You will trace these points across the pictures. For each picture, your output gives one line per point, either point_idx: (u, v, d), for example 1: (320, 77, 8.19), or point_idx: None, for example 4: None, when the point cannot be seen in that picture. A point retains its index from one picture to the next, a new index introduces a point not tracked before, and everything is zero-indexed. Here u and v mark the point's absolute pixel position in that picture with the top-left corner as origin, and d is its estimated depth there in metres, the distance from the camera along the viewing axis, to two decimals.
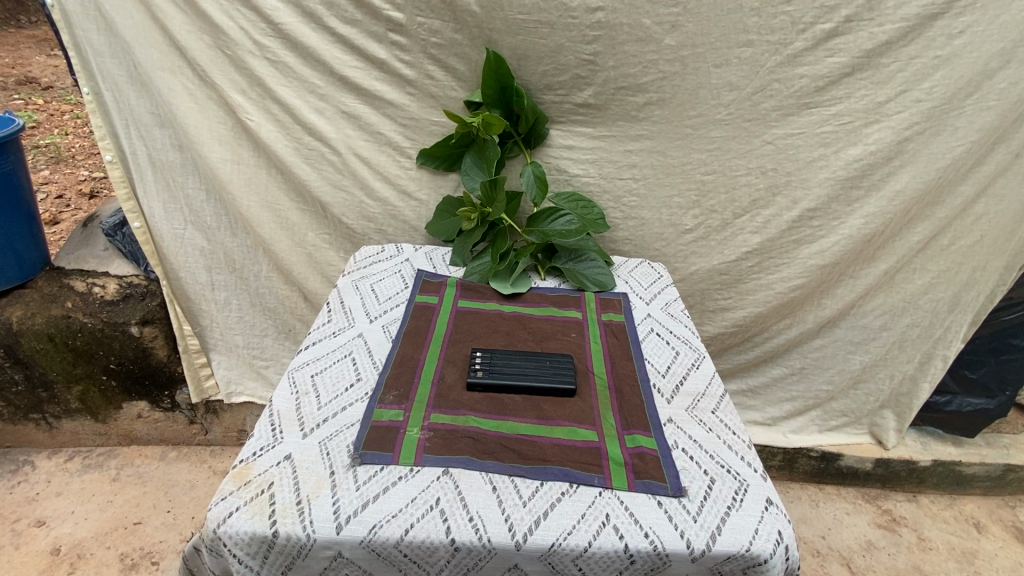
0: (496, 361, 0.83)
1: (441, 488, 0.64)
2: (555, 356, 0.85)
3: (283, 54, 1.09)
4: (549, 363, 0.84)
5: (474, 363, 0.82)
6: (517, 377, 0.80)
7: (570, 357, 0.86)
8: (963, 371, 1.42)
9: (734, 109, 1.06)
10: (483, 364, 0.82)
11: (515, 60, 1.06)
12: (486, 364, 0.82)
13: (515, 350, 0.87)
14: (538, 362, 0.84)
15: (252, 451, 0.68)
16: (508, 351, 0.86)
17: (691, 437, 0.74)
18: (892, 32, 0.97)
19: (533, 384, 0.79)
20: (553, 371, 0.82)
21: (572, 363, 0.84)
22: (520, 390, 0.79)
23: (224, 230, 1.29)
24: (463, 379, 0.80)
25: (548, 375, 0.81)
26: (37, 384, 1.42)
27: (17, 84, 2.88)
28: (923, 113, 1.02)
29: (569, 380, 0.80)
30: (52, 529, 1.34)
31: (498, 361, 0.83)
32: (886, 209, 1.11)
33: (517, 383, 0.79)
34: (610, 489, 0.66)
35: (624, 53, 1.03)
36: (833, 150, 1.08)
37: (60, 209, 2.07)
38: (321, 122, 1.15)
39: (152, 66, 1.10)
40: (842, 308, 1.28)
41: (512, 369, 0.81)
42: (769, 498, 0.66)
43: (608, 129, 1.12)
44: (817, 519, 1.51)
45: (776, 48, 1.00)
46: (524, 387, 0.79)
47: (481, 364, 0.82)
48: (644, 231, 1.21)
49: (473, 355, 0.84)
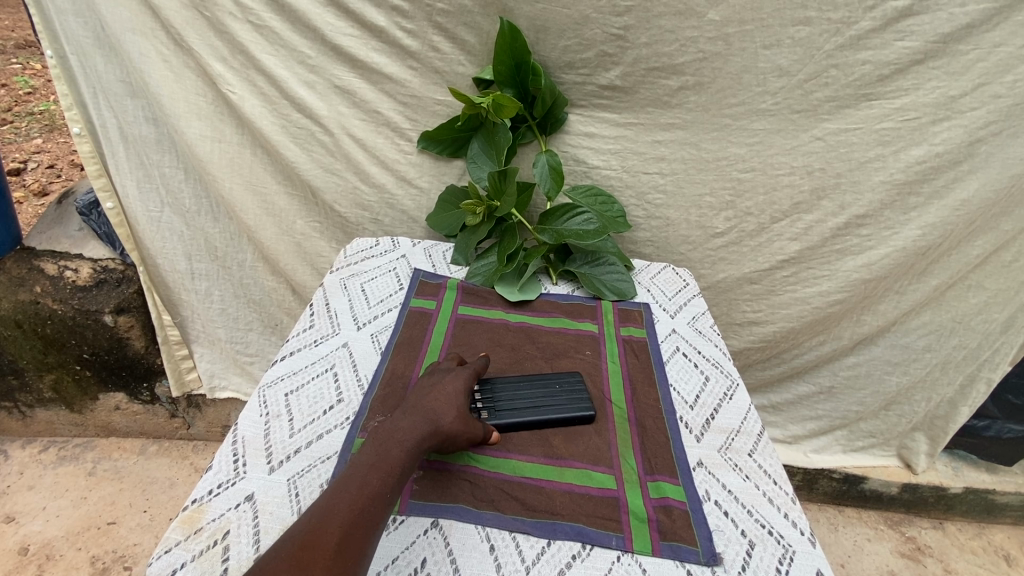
0: (497, 391, 0.70)
1: (428, 545, 0.54)
2: (566, 383, 0.73)
3: (269, 18, 0.96)
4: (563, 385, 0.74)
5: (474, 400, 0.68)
6: (531, 412, 0.68)
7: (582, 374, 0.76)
8: (1006, 395, 1.31)
9: (781, 98, 0.93)
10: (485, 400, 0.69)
11: (533, 33, 0.92)
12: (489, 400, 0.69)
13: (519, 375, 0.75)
14: (551, 387, 0.73)
15: (208, 490, 0.58)
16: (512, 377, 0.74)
17: (725, 487, 0.63)
18: (976, 14, 0.83)
19: (543, 421, 0.67)
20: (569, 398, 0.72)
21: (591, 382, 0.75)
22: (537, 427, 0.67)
23: (204, 214, 1.17)
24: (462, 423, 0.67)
25: (561, 409, 0.69)
26: (7, 371, 1.32)
27: (16, 47, 2.78)
28: (1002, 111, 0.89)
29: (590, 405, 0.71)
30: (21, 527, 1.26)
31: (499, 391, 0.70)
32: (947, 220, 0.99)
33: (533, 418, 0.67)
34: (631, 554, 0.55)
35: (659, 28, 0.89)
36: (893, 150, 0.95)
37: (49, 179, 1.96)
38: (310, 97, 1.02)
39: (120, 27, 0.97)
40: (883, 325, 1.17)
41: (518, 402, 0.69)
42: (820, 570, 0.55)
43: (635, 116, 0.98)
44: (835, 545, 1.41)
45: (838, 29, 0.86)
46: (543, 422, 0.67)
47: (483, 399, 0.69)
48: (668, 232, 1.10)
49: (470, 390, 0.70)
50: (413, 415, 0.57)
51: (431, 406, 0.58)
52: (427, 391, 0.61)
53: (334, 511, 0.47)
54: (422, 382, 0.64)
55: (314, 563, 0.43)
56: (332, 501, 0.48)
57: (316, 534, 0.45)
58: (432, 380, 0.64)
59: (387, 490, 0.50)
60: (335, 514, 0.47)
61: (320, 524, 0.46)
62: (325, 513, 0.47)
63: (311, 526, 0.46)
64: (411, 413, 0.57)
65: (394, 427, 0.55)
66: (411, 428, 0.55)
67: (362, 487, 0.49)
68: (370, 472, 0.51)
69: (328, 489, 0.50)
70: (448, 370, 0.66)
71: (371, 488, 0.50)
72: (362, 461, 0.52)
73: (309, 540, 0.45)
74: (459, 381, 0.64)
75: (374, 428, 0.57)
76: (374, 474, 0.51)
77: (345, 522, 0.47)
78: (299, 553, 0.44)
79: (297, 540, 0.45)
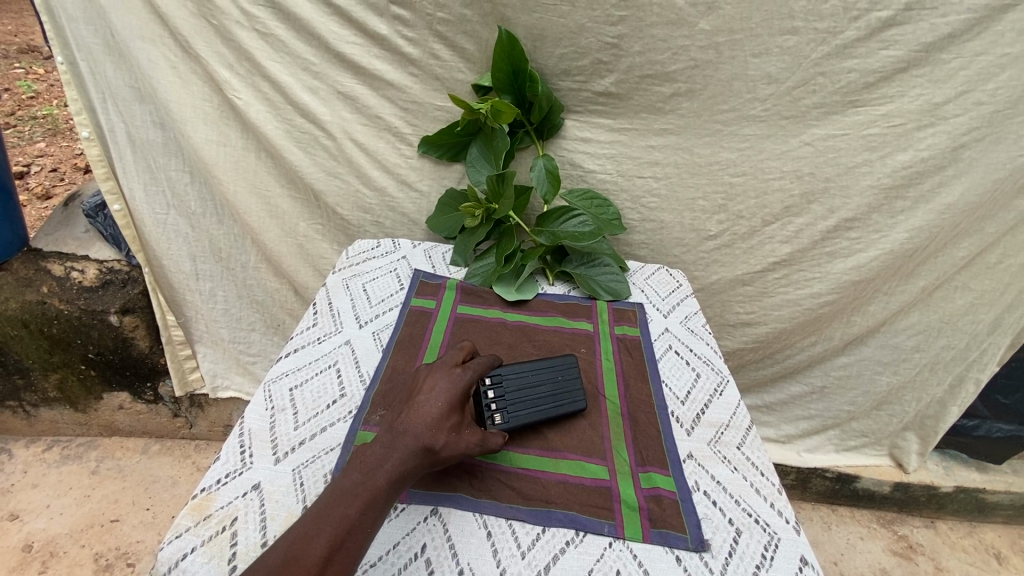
0: (507, 386, 0.69)
1: (428, 531, 0.56)
2: (569, 368, 0.75)
3: (274, 26, 0.99)
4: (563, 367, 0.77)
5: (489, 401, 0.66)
6: (549, 407, 0.69)
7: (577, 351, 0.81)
8: (994, 395, 1.33)
9: (771, 104, 0.96)
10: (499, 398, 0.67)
11: (531, 41, 0.95)
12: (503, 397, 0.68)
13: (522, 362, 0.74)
14: (559, 373, 0.74)
15: (216, 479, 0.60)
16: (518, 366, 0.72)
17: (714, 478, 0.65)
18: (956, 24, 0.86)
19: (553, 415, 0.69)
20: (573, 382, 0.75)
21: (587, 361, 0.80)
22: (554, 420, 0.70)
23: (209, 216, 1.20)
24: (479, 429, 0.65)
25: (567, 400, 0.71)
26: (13, 370, 1.35)
27: (19, 52, 2.82)
28: (984, 118, 0.92)
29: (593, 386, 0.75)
30: (25, 524, 1.28)
31: (509, 386, 0.69)
32: (933, 223, 1.01)
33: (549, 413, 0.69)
34: (622, 540, 0.57)
35: (652, 37, 0.92)
36: (879, 155, 0.98)
37: (52, 183, 1.99)
38: (314, 103, 1.05)
39: (129, 34, 1.00)
40: (872, 326, 1.20)
41: (527, 395, 0.69)
42: (803, 557, 0.57)
43: (629, 122, 1.01)
44: (828, 544, 1.43)
45: (824, 38, 0.89)
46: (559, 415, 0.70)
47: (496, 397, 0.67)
48: (663, 235, 1.13)
49: (481, 390, 0.67)
50: (403, 439, 0.55)
51: (422, 428, 0.56)
52: (422, 406, 0.58)
53: (311, 544, 0.48)
54: (418, 390, 0.61)
55: None
56: (313, 530, 0.49)
57: (293, 565, 0.46)
58: (429, 387, 0.61)
59: (367, 521, 0.51)
60: (311, 549, 0.47)
61: (296, 559, 0.47)
62: (302, 545, 0.48)
63: (287, 560, 0.47)
64: (401, 437, 0.55)
65: (382, 453, 0.54)
66: (398, 455, 0.54)
67: (341, 520, 0.50)
68: (351, 502, 0.51)
69: (311, 515, 0.50)
70: (448, 374, 0.63)
71: (351, 519, 0.50)
72: (345, 489, 0.52)
73: None
74: (457, 391, 0.61)
75: (364, 447, 0.56)
76: (354, 504, 0.51)
77: (321, 556, 0.47)
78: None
79: (275, 569, 0.46)
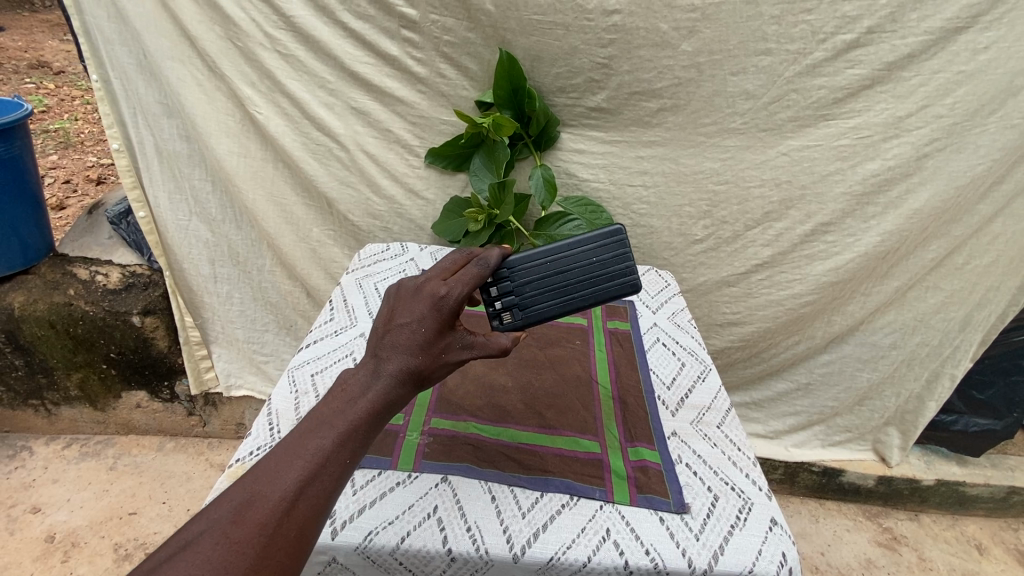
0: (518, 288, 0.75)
1: (439, 495, 0.63)
2: (579, 258, 0.79)
3: (294, 48, 1.08)
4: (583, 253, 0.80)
5: (492, 298, 0.75)
6: (556, 302, 0.77)
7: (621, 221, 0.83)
8: (970, 391, 1.40)
9: (749, 118, 1.05)
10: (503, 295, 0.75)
11: (529, 61, 1.04)
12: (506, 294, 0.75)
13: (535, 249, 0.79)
14: (570, 264, 0.78)
15: (249, 451, 0.67)
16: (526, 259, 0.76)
17: (695, 452, 0.73)
18: (915, 45, 0.95)
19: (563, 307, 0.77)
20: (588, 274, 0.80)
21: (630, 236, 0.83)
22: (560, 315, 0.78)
23: (228, 222, 1.28)
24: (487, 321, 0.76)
25: (576, 293, 0.78)
26: (37, 370, 1.42)
27: (30, 68, 2.94)
28: (943, 129, 1.01)
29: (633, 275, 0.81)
30: (47, 517, 1.34)
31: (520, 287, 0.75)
32: (902, 227, 1.10)
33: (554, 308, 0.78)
34: (611, 503, 0.64)
35: (639, 57, 1.01)
36: (851, 164, 1.06)
37: (66, 194, 2.06)
38: (329, 117, 1.14)
39: (160, 55, 1.09)
40: (852, 324, 1.28)
41: (537, 293, 0.76)
42: (773, 518, 0.64)
43: (620, 134, 1.10)
44: (815, 535, 1.49)
45: (795, 58, 0.98)
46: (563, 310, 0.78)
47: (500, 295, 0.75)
48: (653, 239, 1.21)
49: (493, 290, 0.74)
50: (387, 368, 0.53)
51: (407, 353, 0.53)
52: (406, 328, 0.55)
53: (281, 475, 0.44)
54: (403, 310, 0.57)
55: (249, 532, 0.41)
56: (284, 461, 0.45)
57: (260, 497, 0.43)
58: (414, 306, 0.57)
59: (344, 453, 0.47)
60: (279, 481, 0.44)
61: (262, 491, 0.43)
62: (269, 478, 0.44)
63: (251, 493, 0.43)
64: (385, 364, 0.53)
65: (364, 383, 0.51)
66: (381, 386, 0.52)
67: (315, 452, 0.46)
68: (327, 433, 0.47)
69: (283, 445, 0.47)
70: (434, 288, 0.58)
71: (326, 451, 0.46)
72: (321, 419, 0.49)
73: (247, 508, 0.42)
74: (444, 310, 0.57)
75: (347, 374, 0.53)
76: (329, 436, 0.47)
77: (292, 491, 0.44)
78: (239, 516, 0.42)
79: (240, 501, 0.43)
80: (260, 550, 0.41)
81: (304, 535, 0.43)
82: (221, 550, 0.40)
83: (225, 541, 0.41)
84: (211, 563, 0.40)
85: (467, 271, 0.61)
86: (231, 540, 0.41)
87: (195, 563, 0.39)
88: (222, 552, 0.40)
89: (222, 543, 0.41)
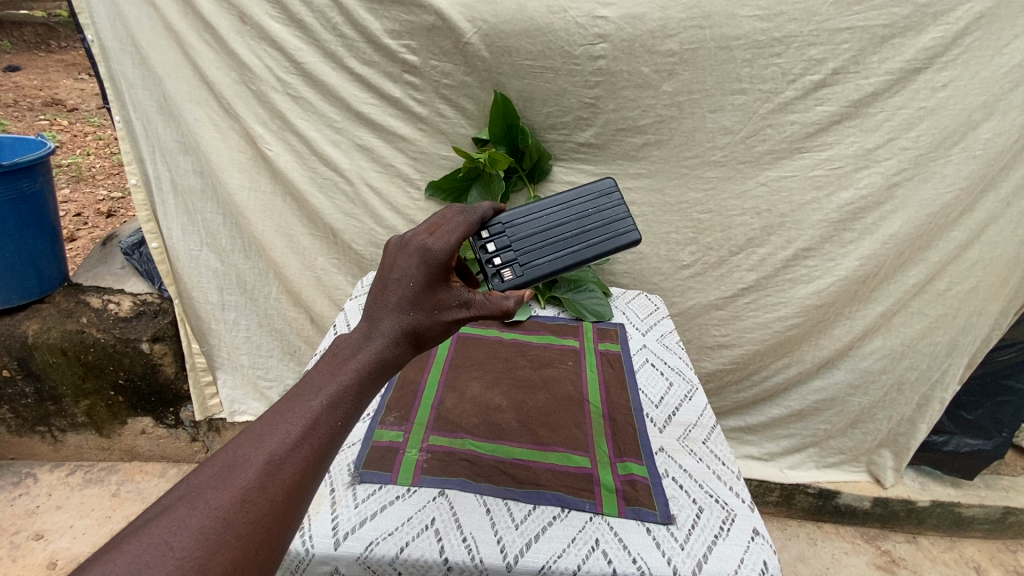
0: (512, 248, 0.81)
1: (436, 508, 0.67)
2: (563, 212, 0.87)
3: (304, 91, 1.17)
4: (574, 210, 0.88)
5: (489, 256, 0.80)
6: (554, 260, 0.83)
7: (613, 180, 0.90)
8: (958, 410, 1.44)
9: (729, 151, 1.12)
10: (500, 251, 0.81)
11: (522, 102, 1.13)
12: (503, 250, 0.81)
13: (525, 209, 0.86)
14: (555, 220, 0.86)
15: None
16: (519, 215, 0.83)
17: (681, 467, 0.76)
18: (878, 84, 1.03)
19: (560, 262, 0.83)
20: (581, 229, 0.86)
21: (622, 196, 0.90)
22: (557, 271, 0.82)
23: (237, 252, 1.34)
24: (484, 282, 0.81)
25: (568, 246, 0.84)
26: (46, 397, 1.45)
27: (45, 105, 3.08)
28: (910, 160, 1.07)
29: (629, 231, 0.87)
30: (49, 543, 1.34)
31: (514, 246, 0.82)
32: (878, 252, 1.14)
33: (552, 264, 0.82)
34: (600, 515, 0.68)
35: (624, 97, 1.10)
36: (825, 193, 1.13)
37: (78, 227, 2.12)
38: (335, 154, 1.21)
39: (180, 99, 1.18)
40: (840, 348, 1.31)
41: (533, 250, 0.82)
42: (755, 528, 0.66)
43: (609, 167, 1.17)
44: (814, 558, 1.49)
45: (767, 97, 1.07)
46: (560, 267, 0.82)
47: (496, 252, 0.81)
48: (643, 265, 1.27)
49: (490, 255, 0.80)
50: (377, 331, 0.53)
51: (398, 314, 0.54)
52: (395, 289, 0.55)
53: (266, 438, 0.43)
54: (389, 272, 0.57)
55: (229, 495, 0.40)
56: (269, 427, 0.44)
57: (244, 462, 0.42)
58: (401, 267, 0.56)
59: (333, 417, 0.46)
60: (261, 446, 0.43)
61: (244, 457, 0.42)
62: (251, 445, 0.43)
63: (233, 461, 0.42)
64: (377, 326, 0.53)
65: (357, 344, 0.52)
66: (371, 348, 0.51)
67: (304, 417, 0.45)
68: (314, 397, 0.47)
69: (268, 413, 0.46)
70: (420, 247, 0.57)
71: (313, 415, 0.45)
72: (309, 385, 0.48)
73: (228, 474, 0.41)
74: (434, 268, 0.57)
75: (339, 339, 0.53)
76: (316, 399, 0.47)
77: (275, 454, 0.43)
78: (221, 481, 0.41)
79: (223, 466, 0.42)
80: (244, 515, 0.40)
81: (291, 500, 0.42)
82: (199, 516, 0.38)
83: (205, 507, 0.39)
84: (189, 530, 0.38)
85: (456, 228, 0.61)
86: (212, 505, 0.39)
87: (171, 531, 0.37)
88: (202, 518, 0.38)
89: (201, 510, 0.39)
